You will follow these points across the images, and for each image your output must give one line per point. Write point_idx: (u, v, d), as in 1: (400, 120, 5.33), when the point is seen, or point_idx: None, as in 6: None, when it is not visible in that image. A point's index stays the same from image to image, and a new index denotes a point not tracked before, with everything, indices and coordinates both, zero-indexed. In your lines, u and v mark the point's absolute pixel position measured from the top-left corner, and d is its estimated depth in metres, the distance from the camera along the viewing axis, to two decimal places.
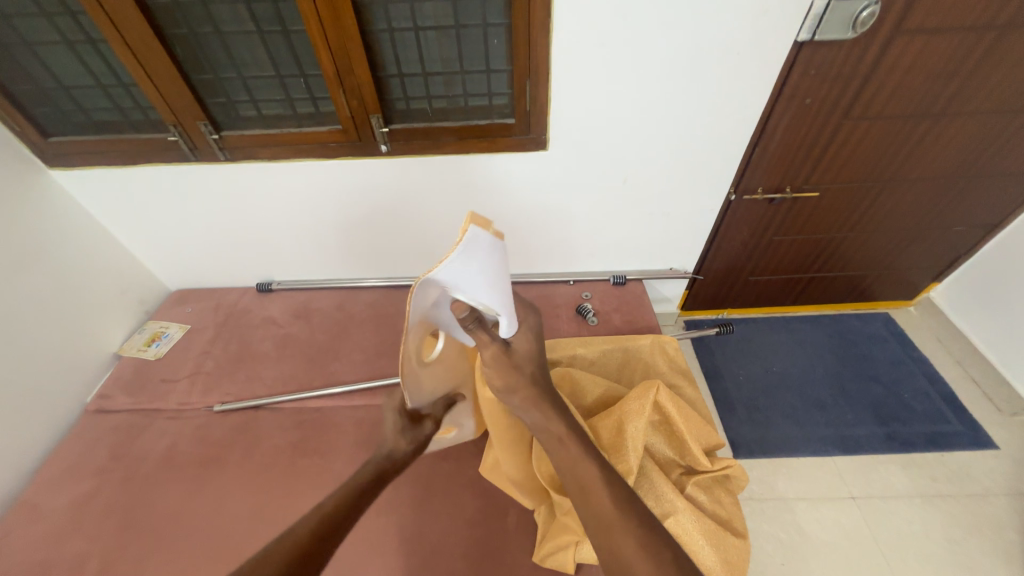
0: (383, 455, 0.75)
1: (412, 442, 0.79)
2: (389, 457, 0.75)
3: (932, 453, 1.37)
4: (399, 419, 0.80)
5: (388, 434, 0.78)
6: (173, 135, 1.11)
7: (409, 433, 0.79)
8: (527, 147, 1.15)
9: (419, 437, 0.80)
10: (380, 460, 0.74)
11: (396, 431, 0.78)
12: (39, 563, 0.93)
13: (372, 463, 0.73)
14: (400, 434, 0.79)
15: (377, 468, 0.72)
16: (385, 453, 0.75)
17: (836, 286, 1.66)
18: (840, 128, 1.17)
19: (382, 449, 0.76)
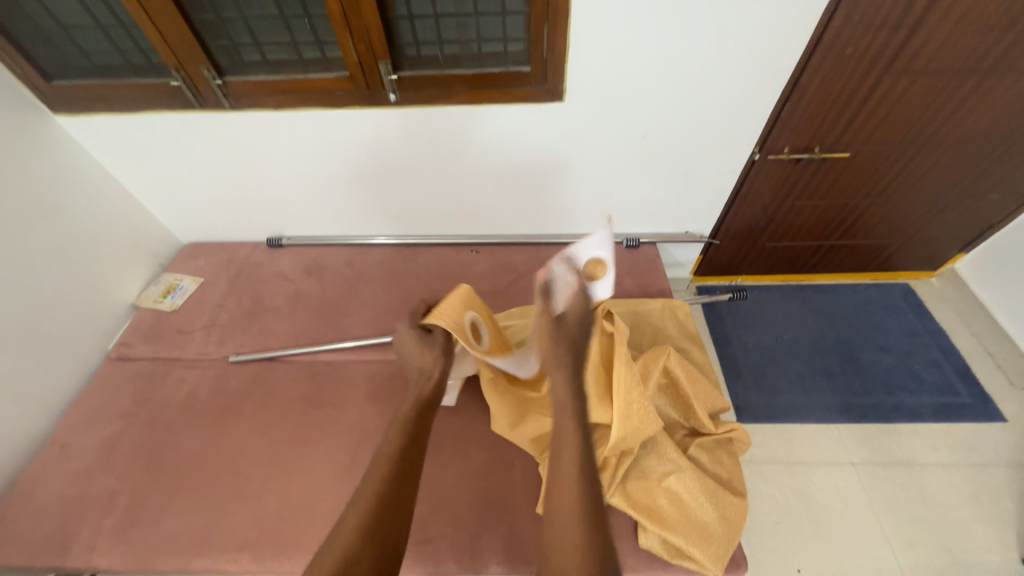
0: (419, 376, 0.87)
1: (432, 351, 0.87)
2: (426, 374, 0.87)
3: (938, 423, 1.37)
4: (416, 340, 0.88)
5: (415, 357, 0.88)
6: (176, 80, 1.07)
7: (428, 345, 0.88)
8: (542, 99, 1.09)
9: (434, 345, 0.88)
10: (421, 379, 0.86)
11: (418, 351, 0.88)
12: (76, 495, 1.00)
13: (415, 385, 0.86)
14: (422, 355, 0.88)
15: (420, 388, 0.85)
16: (419, 372, 0.87)
17: (857, 254, 1.61)
18: (878, 84, 1.09)
19: (416, 370, 0.87)
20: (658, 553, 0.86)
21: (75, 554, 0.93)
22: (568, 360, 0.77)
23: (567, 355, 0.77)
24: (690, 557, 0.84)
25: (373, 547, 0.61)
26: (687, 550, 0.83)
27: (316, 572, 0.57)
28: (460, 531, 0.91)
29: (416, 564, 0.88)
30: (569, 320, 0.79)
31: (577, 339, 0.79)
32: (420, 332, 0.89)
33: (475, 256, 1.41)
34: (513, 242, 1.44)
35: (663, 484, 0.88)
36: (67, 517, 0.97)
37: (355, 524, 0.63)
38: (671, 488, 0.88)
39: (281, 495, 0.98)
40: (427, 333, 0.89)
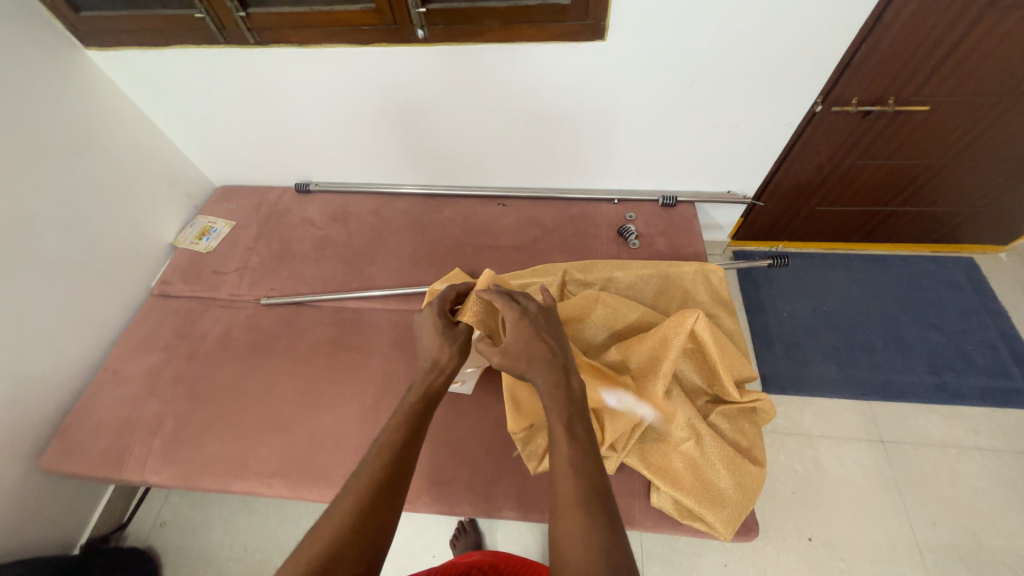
0: (425, 367, 0.75)
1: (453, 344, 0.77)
2: (432, 368, 0.75)
3: (983, 407, 1.30)
4: (437, 328, 0.78)
5: (428, 344, 0.77)
6: (200, 11, 1.04)
7: (449, 338, 0.77)
8: (581, 37, 1.00)
9: (457, 338, 0.78)
10: (427, 369, 0.75)
11: (436, 339, 0.77)
12: (127, 417, 1.09)
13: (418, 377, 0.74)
14: (440, 344, 0.77)
15: (425, 380, 0.73)
16: (428, 363, 0.75)
17: (918, 223, 1.47)
18: (979, 22, 0.93)
19: (427, 359, 0.76)
20: (669, 512, 0.87)
21: (130, 468, 1.03)
22: (537, 351, 0.68)
23: (536, 345, 0.68)
24: (701, 519, 0.85)
25: (386, 499, 0.60)
26: (699, 512, 0.83)
27: (329, 522, 0.57)
28: (476, 476, 0.94)
29: (433, 502, 0.93)
30: (528, 311, 0.72)
31: (542, 328, 0.71)
32: (442, 321, 0.79)
33: (502, 209, 1.37)
34: (541, 196, 1.39)
35: (681, 448, 0.87)
36: (121, 436, 1.06)
37: (369, 473, 0.61)
38: (688, 453, 0.87)
39: (309, 430, 1.03)
40: (449, 325, 0.79)
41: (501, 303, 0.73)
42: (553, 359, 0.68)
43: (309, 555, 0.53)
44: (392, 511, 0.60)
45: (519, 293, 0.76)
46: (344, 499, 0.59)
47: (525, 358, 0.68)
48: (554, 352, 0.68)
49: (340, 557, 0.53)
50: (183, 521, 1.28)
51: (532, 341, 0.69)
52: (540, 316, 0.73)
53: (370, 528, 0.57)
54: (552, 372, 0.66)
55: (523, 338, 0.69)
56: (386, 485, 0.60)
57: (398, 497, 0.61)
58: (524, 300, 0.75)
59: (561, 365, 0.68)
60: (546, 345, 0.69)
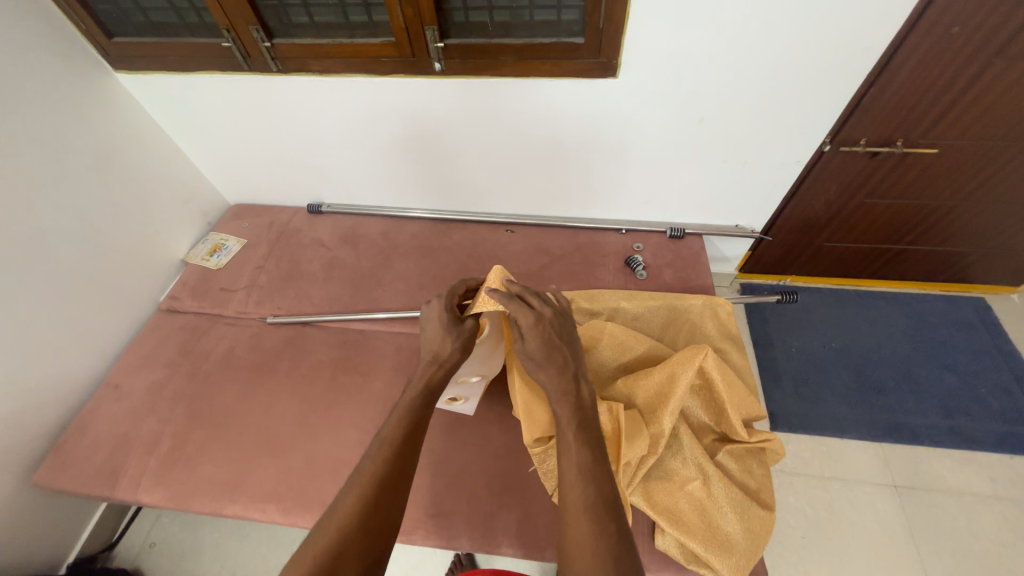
0: (426, 359, 0.75)
1: (457, 340, 0.76)
2: (434, 361, 0.75)
3: (1000, 454, 1.25)
4: (443, 321, 0.77)
5: (428, 335, 0.77)
6: (227, 40, 1.08)
7: (453, 333, 0.77)
8: (594, 74, 1.03)
9: (462, 335, 0.77)
10: (427, 363, 0.74)
11: (439, 331, 0.76)
12: (125, 433, 1.08)
13: (419, 367, 0.74)
14: (443, 338, 0.76)
15: (426, 373, 0.73)
16: (428, 355, 0.75)
17: (928, 262, 1.46)
18: (986, 69, 0.95)
19: (427, 353, 0.75)
20: (674, 556, 0.83)
21: (124, 487, 1.01)
22: (551, 359, 0.69)
23: (548, 352, 0.69)
24: (708, 565, 0.81)
25: (390, 495, 0.60)
26: (705, 557, 0.80)
27: (333, 517, 0.56)
28: (474, 509, 0.92)
29: (430, 534, 0.91)
30: (544, 316, 0.72)
31: (556, 333, 0.71)
32: (447, 316, 0.78)
33: (509, 236, 1.38)
34: (550, 225, 1.40)
35: (686, 489, 0.85)
36: (118, 452, 1.05)
37: (372, 468, 0.61)
38: (694, 494, 0.84)
39: (308, 454, 1.01)
40: (456, 320, 0.79)
41: (514, 306, 0.72)
42: (564, 367, 0.68)
43: (313, 554, 0.53)
44: (396, 507, 0.60)
45: (533, 294, 0.75)
46: (349, 495, 0.58)
47: (539, 363, 0.69)
48: (567, 360, 0.69)
49: (344, 553, 0.53)
50: (172, 545, 1.25)
51: (545, 346, 0.70)
52: (555, 322, 0.72)
53: (371, 522, 0.57)
54: (562, 380, 0.67)
55: (535, 344, 0.70)
56: (391, 481, 0.60)
57: (400, 495, 0.61)
58: (539, 304, 0.73)
59: (571, 374, 0.68)
60: (558, 353, 0.69)
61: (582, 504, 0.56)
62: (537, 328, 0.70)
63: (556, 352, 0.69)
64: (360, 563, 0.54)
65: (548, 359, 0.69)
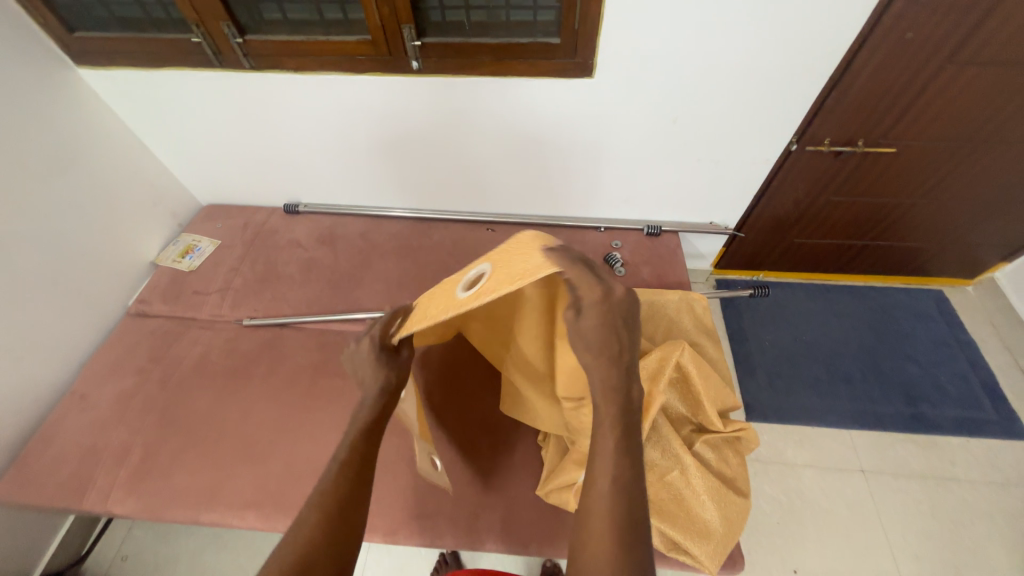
0: (374, 394, 0.67)
1: (399, 371, 0.70)
2: (384, 392, 0.67)
3: (958, 438, 1.32)
4: (380, 361, 0.69)
5: (369, 374, 0.68)
6: (196, 36, 1.05)
7: (394, 366, 0.70)
8: (570, 74, 1.04)
9: (402, 365, 0.71)
10: (376, 396, 0.67)
11: (378, 367, 0.68)
12: (93, 443, 1.04)
13: (367, 403, 0.67)
14: (386, 371, 0.69)
15: (378, 405, 0.66)
16: (376, 388, 0.67)
17: (889, 257, 1.53)
18: (939, 74, 1.01)
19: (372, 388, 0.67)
20: (655, 545, 0.85)
21: (92, 500, 0.98)
22: (609, 346, 0.59)
23: (607, 338, 0.59)
24: (687, 552, 0.84)
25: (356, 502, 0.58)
26: (684, 545, 0.83)
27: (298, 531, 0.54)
28: (458, 508, 0.92)
29: (415, 535, 0.90)
30: (614, 294, 0.58)
31: (620, 317, 0.59)
32: (382, 355, 0.69)
33: (490, 235, 1.39)
34: (531, 223, 1.41)
35: (665, 479, 0.87)
36: (85, 464, 1.01)
37: (336, 479, 0.59)
38: (672, 484, 0.86)
39: (286, 460, 1.00)
40: (393, 353, 0.71)
41: (580, 277, 0.57)
42: (619, 359, 0.60)
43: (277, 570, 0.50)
44: (360, 514, 0.58)
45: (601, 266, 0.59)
46: (311, 507, 0.56)
47: (591, 346, 0.59)
48: (624, 351, 0.60)
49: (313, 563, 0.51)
50: (145, 557, 1.21)
51: (604, 331, 0.59)
52: (622, 304, 0.59)
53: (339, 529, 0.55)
54: (612, 371, 0.59)
55: (595, 326, 0.58)
56: (356, 489, 0.59)
57: (365, 502, 0.59)
58: (607, 278, 0.58)
59: (624, 366, 0.60)
60: (613, 340, 0.59)
61: None
62: (604, 309, 0.58)
63: (616, 343, 0.59)
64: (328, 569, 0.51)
65: (608, 347, 0.59)
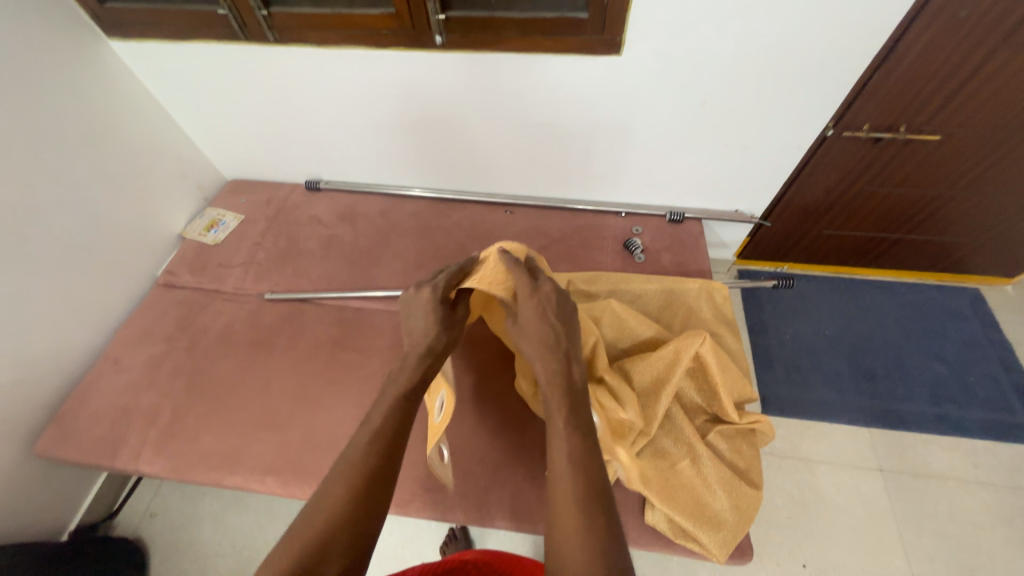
0: (419, 354, 0.71)
1: (449, 332, 0.75)
2: (428, 354, 0.72)
3: (984, 441, 1.28)
4: (436, 316, 0.73)
5: (422, 328, 0.73)
6: (223, 8, 1.05)
7: (446, 327, 0.74)
8: (597, 51, 1.01)
9: (453, 326, 0.76)
10: (421, 356, 0.71)
11: (432, 325, 0.73)
12: (124, 406, 1.09)
13: (411, 361, 0.71)
14: (439, 329, 0.73)
15: (420, 368, 0.70)
16: (422, 348, 0.71)
17: (923, 252, 1.47)
18: (992, 56, 0.94)
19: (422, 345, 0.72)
20: (662, 531, 0.86)
21: (124, 458, 1.03)
22: (540, 332, 0.68)
23: (541, 327, 0.68)
24: (695, 540, 0.84)
25: (378, 488, 0.59)
26: (693, 532, 0.82)
27: (319, 513, 0.56)
28: (469, 484, 0.94)
29: (427, 507, 0.93)
30: (541, 288, 0.70)
31: (552, 309, 0.69)
32: (438, 312, 0.74)
33: (509, 217, 1.38)
34: (550, 207, 1.39)
35: (677, 467, 0.86)
36: (117, 425, 1.06)
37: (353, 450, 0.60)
38: (684, 473, 0.86)
39: (305, 430, 1.03)
40: (448, 313, 0.75)
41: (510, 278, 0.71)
42: (556, 346, 0.67)
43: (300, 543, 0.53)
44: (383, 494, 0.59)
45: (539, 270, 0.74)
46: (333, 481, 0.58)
47: (530, 338, 0.68)
48: (560, 339, 0.67)
49: (334, 542, 0.53)
50: (172, 515, 1.27)
51: (539, 322, 0.68)
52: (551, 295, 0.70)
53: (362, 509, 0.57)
54: (552, 358, 0.66)
55: (533, 319, 0.69)
56: (375, 464, 0.60)
57: (381, 475, 0.60)
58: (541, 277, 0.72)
59: (563, 352, 0.67)
60: (548, 330, 0.68)
61: (576, 488, 0.56)
62: (537, 300, 0.69)
63: (552, 335, 0.68)
64: (344, 559, 0.53)
65: (546, 336, 0.68)
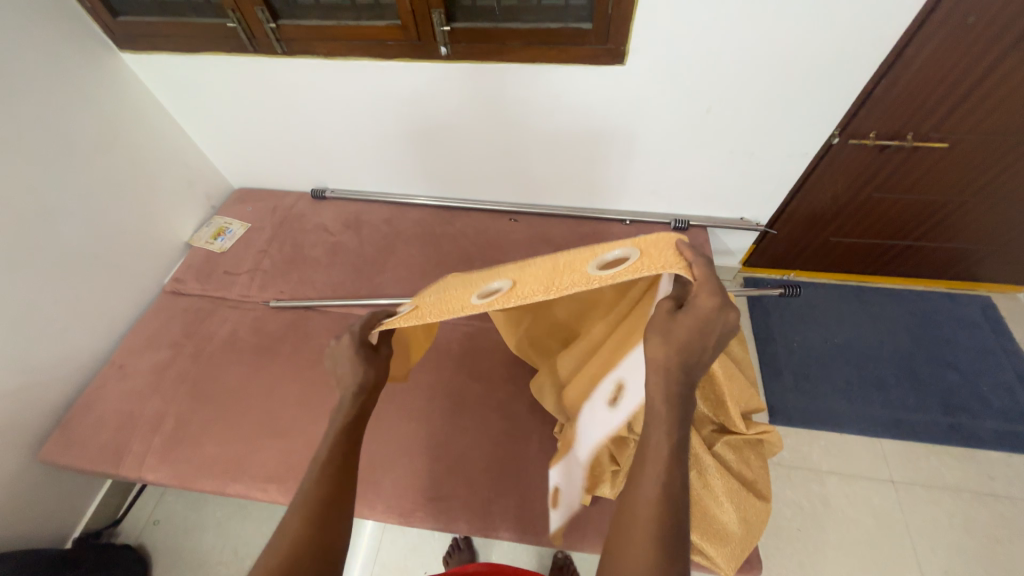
0: (351, 390, 0.67)
1: (376, 369, 0.70)
2: (361, 390, 0.67)
3: (1000, 452, 1.25)
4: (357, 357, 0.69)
5: (348, 372, 0.68)
6: (232, 21, 1.07)
7: (370, 363, 0.69)
8: (601, 61, 1.02)
9: (379, 364, 0.71)
10: (354, 394, 0.67)
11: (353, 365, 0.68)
12: (129, 412, 1.09)
13: (347, 399, 0.66)
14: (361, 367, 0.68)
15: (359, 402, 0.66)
16: (354, 387, 0.67)
17: (933, 259, 1.45)
18: (1002, 61, 0.93)
19: (349, 385, 0.67)
20: None
21: (128, 465, 1.03)
22: (689, 344, 0.53)
23: (689, 340, 0.53)
24: (701, 551, 0.83)
25: (337, 505, 0.56)
26: (699, 544, 0.82)
27: (289, 526, 0.54)
28: (473, 493, 0.93)
29: (430, 517, 0.92)
30: (725, 313, 0.54)
31: (712, 332, 0.54)
32: (360, 352, 0.70)
33: (513, 225, 1.38)
34: (554, 215, 1.39)
35: (683, 480, 0.84)
36: (122, 431, 1.07)
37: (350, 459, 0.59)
38: (690, 485, 0.84)
39: (308, 437, 1.02)
40: (371, 353, 0.71)
41: (703, 283, 0.54)
42: (689, 368, 0.54)
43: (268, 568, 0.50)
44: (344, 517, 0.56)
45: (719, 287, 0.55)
46: (331, 489, 0.57)
47: (673, 339, 0.54)
48: (698, 364, 0.54)
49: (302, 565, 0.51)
50: (176, 522, 1.27)
51: (689, 334, 0.54)
52: (725, 324, 0.56)
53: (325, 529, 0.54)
54: (679, 374, 0.53)
55: (688, 325, 0.54)
56: None
57: None
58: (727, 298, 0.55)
59: (691, 378, 0.54)
60: (690, 344, 0.54)
61: None
62: (716, 312, 0.53)
63: (697, 358, 0.54)
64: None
65: (690, 349, 0.54)
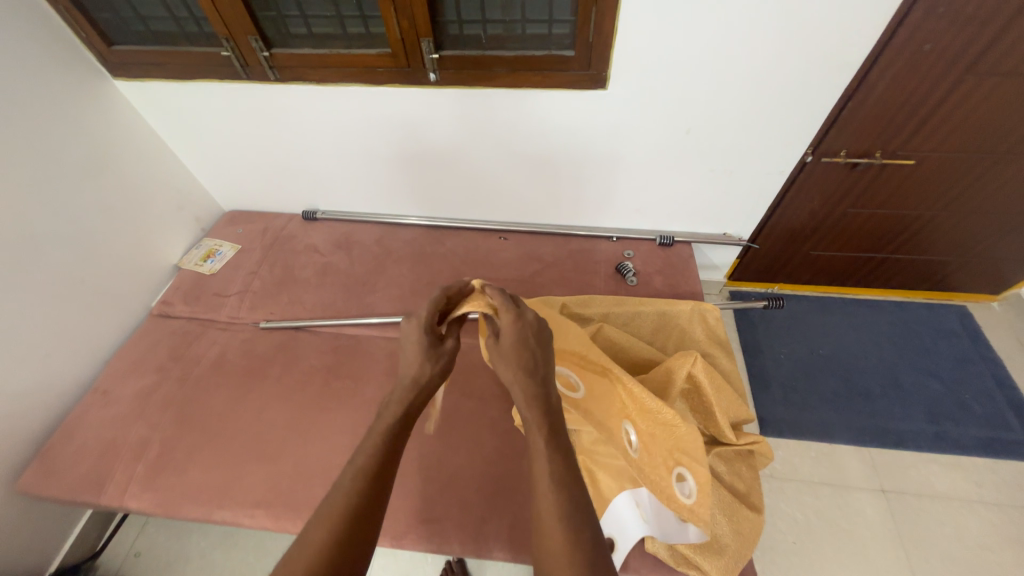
0: (402, 387, 0.65)
1: (438, 363, 0.68)
2: (412, 386, 0.65)
3: (985, 459, 1.27)
4: (423, 345, 0.67)
5: (408, 361, 0.67)
6: (225, 49, 1.10)
7: (434, 357, 0.67)
8: (584, 85, 1.06)
9: (443, 357, 0.69)
10: (403, 391, 0.65)
11: (418, 358, 0.66)
12: (112, 439, 1.07)
13: (394, 397, 0.65)
14: (424, 359, 0.67)
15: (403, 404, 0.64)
16: (407, 382, 0.65)
17: (909, 272, 1.51)
18: (957, 85, 0.99)
19: (404, 378, 0.66)
20: (664, 559, 0.83)
21: (110, 494, 1.00)
22: (520, 360, 0.62)
23: (521, 354, 0.62)
24: (697, 567, 0.82)
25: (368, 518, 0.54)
26: (694, 559, 0.81)
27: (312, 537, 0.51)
28: (466, 514, 0.92)
29: (422, 539, 0.90)
30: (525, 317, 0.65)
31: (531, 336, 0.64)
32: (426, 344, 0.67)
33: (503, 243, 1.40)
34: (543, 232, 1.42)
35: None
36: (104, 459, 1.04)
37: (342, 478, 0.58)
38: None
39: (298, 459, 1.01)
40: (436, 342, 0.69)
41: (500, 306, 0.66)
42: (534, 372, 0.61)
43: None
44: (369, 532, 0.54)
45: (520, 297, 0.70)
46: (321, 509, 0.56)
47: (510, 362, 0.62)
48: (541, 365, 0.62)
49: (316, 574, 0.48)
50: (158, 554, 1.23)
51: (516, 351, 0.62)
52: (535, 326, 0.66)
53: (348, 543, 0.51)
54: (529, 382, 0.60)
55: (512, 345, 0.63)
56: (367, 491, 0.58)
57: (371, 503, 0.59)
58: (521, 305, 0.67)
59: (540, 379, 0.61)
60: (521, 352, 0.62)
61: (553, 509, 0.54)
62: (517, 320, 0.64)
63: (534, 363, 0.62)
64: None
65: (523, 358, 0.62)
